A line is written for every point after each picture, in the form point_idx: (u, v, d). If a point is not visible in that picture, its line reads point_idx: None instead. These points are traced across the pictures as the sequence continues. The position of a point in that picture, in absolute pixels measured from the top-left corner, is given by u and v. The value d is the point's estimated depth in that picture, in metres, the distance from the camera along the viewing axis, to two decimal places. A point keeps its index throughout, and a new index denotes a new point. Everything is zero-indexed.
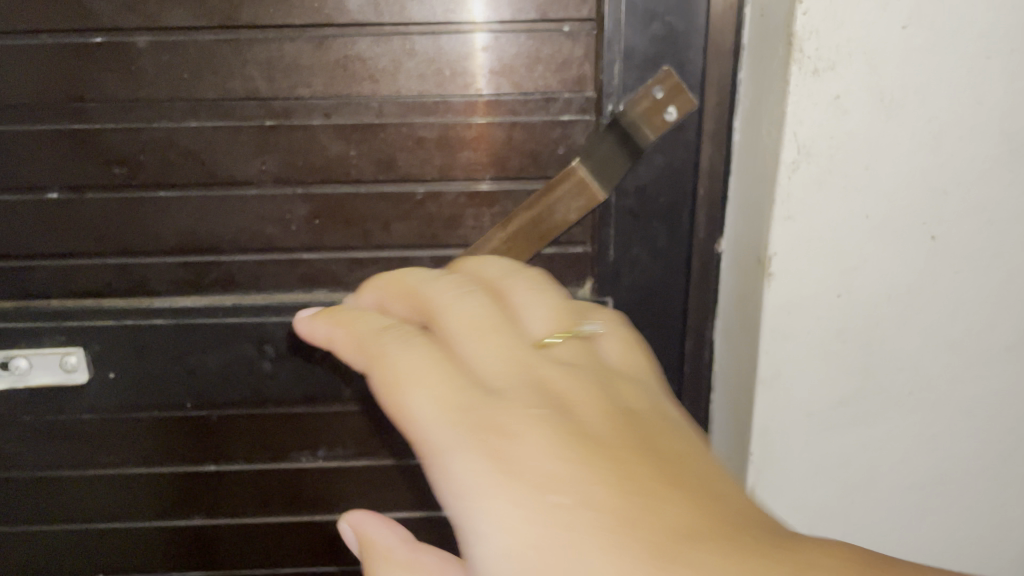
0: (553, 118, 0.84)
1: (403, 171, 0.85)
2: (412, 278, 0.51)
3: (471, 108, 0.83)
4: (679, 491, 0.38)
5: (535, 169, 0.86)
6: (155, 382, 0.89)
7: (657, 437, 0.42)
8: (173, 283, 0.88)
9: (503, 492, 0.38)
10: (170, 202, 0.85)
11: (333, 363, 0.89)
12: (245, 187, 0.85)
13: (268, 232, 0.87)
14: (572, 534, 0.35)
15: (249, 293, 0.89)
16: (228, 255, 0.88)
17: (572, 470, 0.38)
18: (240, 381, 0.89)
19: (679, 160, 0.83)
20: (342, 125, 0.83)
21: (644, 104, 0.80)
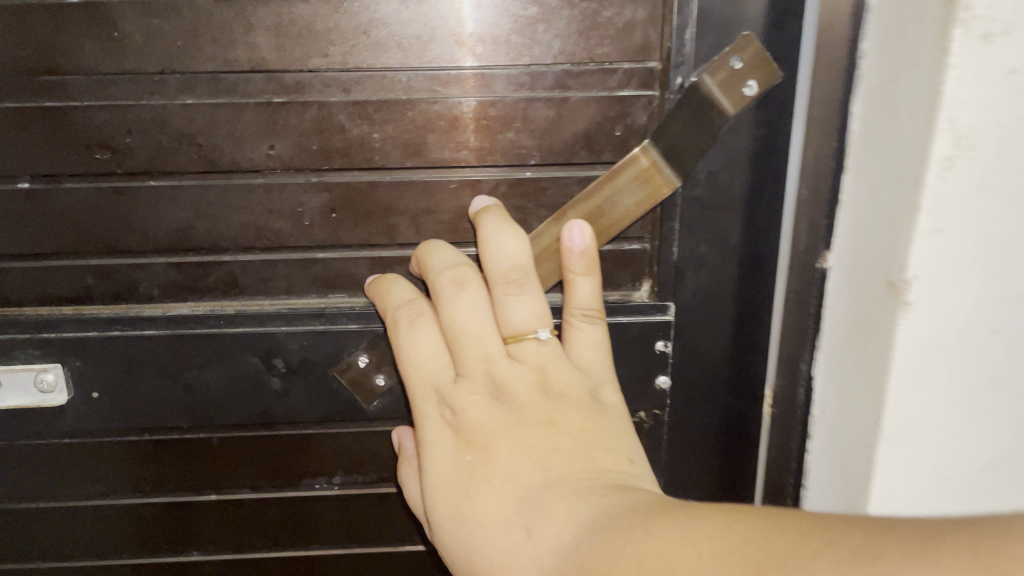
0: (611, 92, 0.72)
1: (435, 155, 0.74)
2: (437, 268, 0.71)
3: (514, 83, 0.72)
4: (561, 456, 0.62)
5: (588, 153, 0.74)
6: (146, 402, 0.77)
7: (566, 407, 0.66)
8: (165, 287, 0.76)
9: (450, 448, 0.66)
10: (160, 193, 0.73)
11: (353, 378, 0.77)
12: (249, 175, 0.73)
13: (276, 229, 0.75)
14: (473, 482, 0.63)
15: (253, 299, 0.77)
16: (230, 254, 0.75)
17: (483, 440, 0.64)
18: (245, 400, 0.77)
19: (757, 142, 0.72)
20: (366, 101, 0.71)
21: (722, 75, 0.69)
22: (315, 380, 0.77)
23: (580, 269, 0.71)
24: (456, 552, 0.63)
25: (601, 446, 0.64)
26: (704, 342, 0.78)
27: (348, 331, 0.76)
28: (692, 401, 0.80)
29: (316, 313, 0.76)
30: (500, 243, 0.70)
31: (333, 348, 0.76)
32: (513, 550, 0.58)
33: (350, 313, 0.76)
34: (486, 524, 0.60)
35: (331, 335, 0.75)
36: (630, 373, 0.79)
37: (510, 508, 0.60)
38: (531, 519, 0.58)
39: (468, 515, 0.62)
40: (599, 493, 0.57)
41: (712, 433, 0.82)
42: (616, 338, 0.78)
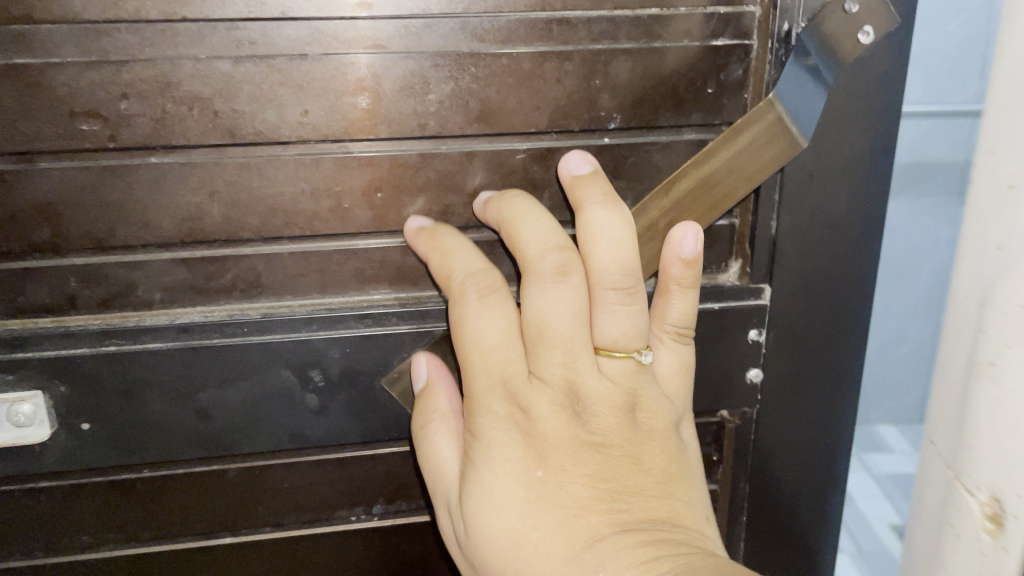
0: (703, 42, 0.62)
1: (503, 120, 0.62)
2: (534, 244, 0.58)
3: (594, 32, 0.61)
4: (639, 499, 0.56)
5: (676, 114, 0.64)
6: (150, 433, 0.62)
7: (647, 442, 0.59)
8: (170, 288, 0.62)
9: (515, 454, 0.56)
10: (167, 172, 0.59)
11: (406, 389, 0.65)
12: (277, 149, 0.60)
13: (310, 213, 0.62)
14: (538, 504, 0.54)
15: (281, 299, 0.64)
16: (253, 245, 0.62)
17: (558, 458, 0.55)
18: (273, 423, 0.64)
19: (872, 96, 0.63)
20: (422, 56, 0.59)
21: (835, 22, 0.59)
22: (359, 394, 0.64)
23: (685, 284, 0.60)
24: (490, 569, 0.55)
25: (674, 494, 0.58)
26: (801, 329, 0.69)
27: (401, 332, 0.64)
28: (786, 395, 0.71)
29: (360, 314, 0.63)
30: (614, 238, 0.58)
31: (381, 355, 0.64)
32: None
33: (399, 313, 0.63)
34: (544, 552, 0.53)
35: (382, 338, 0.63)
36: (718, 367, 0.70)
37: (578, 543, 0.53)
38: (604, 561, 0.51)
39: (528, 539, 0.53)
40: (686, 553, 0.52)
41: (810, 431, 0.73)
42: (708, 329, 0.68)
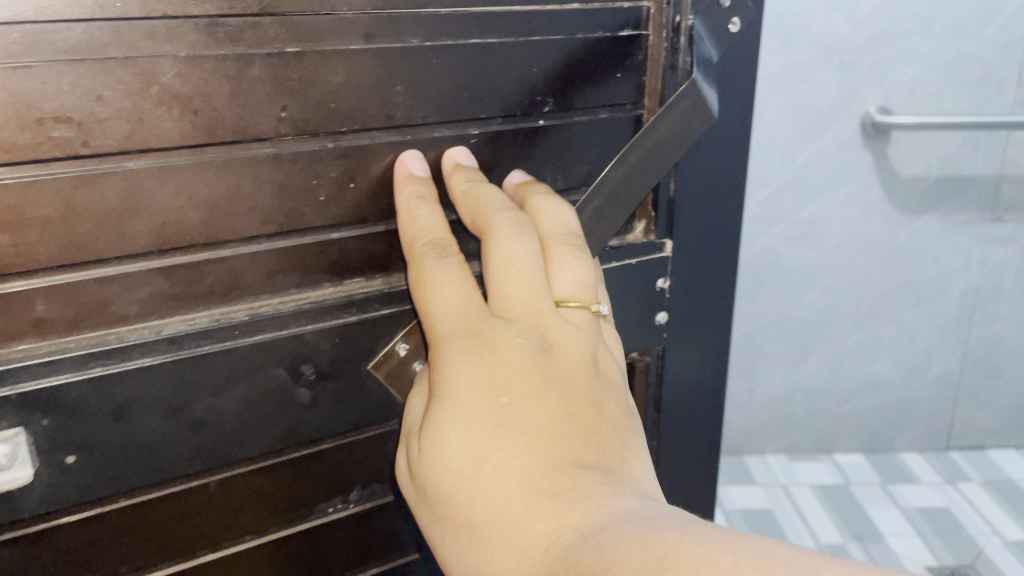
0: (613, 33, 0.69)
1: (460, 108, 0.64)
2: (495, 208, 0.63)
3: (532, 24, 0.65)
4: (598, 439, 0.55)
5: (592, 98, 0.71)
6: (142, 451, 0.59)
7: (606, 396, 0.59)
8: (146, 302, 0.57)
9: (479, 381, 0.56)
10: (144, 176, 0.53)
11: (391, 371, 0.67)
12: (256, 145, 0.57)
13: (289, 209, 0.59)
14: (499, 427, 0.54)
15: (260, 298, 0.61)
16: (232, 246, 0.59)
17: (522, 387, 0.55)
18: (267, 423, 0.63)
19: (739, 75, 0.73)
20: (389, 49, 0.59)
21: (712, 13, 0.69)
22: (346, 381, 0.66)
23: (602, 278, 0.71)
24: (449, 491, 0.54)
25: (635, 448, 0.57)
26: (693, 272, 0.80)
27: (383, 316, 0.66)
28: (686, 336, 0.82)
29: (343, 302, 0.64)
30: (564, 219, 0.66)
31: (366, 340, 0.66)
32: (527, 510, 0.50)
33: (381, 297, 0.66)
34: (502, 475, 0.52)
35: (366, 325, 0.65)
36: (640, 317, 0.77)
37: (540, 466, 0.51)
38: (561, 484, 0.50)
39: (488, 460, 0.53)
40: (638, 495, 0.50)
41: (698, 363, 0.84)
42: (632, 282, 0.75)
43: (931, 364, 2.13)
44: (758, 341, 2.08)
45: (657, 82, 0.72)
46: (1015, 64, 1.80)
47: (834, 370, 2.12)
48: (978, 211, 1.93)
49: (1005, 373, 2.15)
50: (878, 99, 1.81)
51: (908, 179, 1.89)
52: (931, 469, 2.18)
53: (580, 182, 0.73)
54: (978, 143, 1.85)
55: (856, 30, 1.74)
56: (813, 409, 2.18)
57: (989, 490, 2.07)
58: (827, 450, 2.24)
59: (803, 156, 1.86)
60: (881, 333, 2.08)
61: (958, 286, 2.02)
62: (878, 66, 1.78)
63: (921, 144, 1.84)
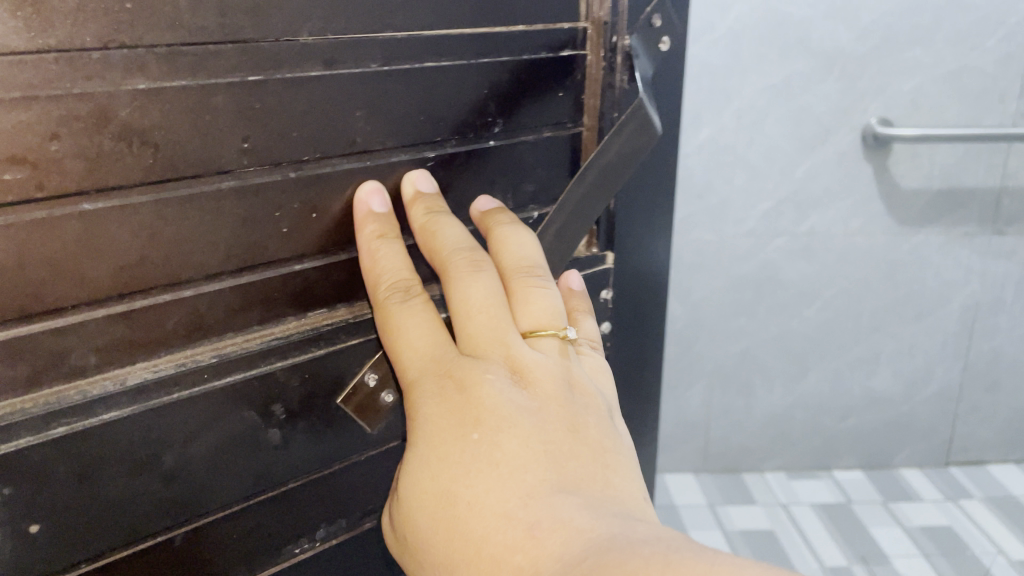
0: (553, 53, 0.68)
1: (415, 133, 0.62)
2: (454, 249, 0.62)
3: (480, 45, 0.63)
4: (575, 463, 0.55)
5: (535, 118, 0.69)
6: (112, 512, 0.54)
7: (582, 418, 0.60)
8: (107, 348, 0.52)
9: (451, 420, 0.57)
10: (103, 217, 0.49)
11: (360, 402, 0.66)
12: (218, 178, 0.53)
13: (252, 241, 0.56)
14: (475, 465, 0.54)
15: (224, 337, 0.58)
16: (194, 284, 0.55)
17: (494, 420, 0.56)
18: (238, 468, 0.60)
19: (671, 90, 0.76)
20: (347, 74, 0.56)
21: (647, 32, 0.71)
22: (317, 416, 0.64)
23: (586, 309, 0.73)
24: (432, 533, 0.55)
25: (616, 467, 0.58)
26: (631, 279, 0.83)
27: (352, 345, 0.65)
28: (626, 341, 0.85)
29: (309, 335, 0.62)
30: (527, 246, 0.65)
31: (334, 373, 0.64)
32: (510, 545, 0.50)
33: (347, 326, 0.64)
34: (485, 512, 0.52)
35: (334, 356, 0.64)
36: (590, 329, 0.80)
37: (515, 500, 0.52)
38: (540, 517, 0.50)
39: (464, 499, 0.54)
40: (619, 519, 0.50)
41: (635, 367, 0.88)
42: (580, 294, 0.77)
43: (930, 380, 2.10)
44: (758, 355, 2.04)
45: (596, 100, 0.72)
46: (1016, 76, 1.77)
47: (834, 385, 2.09)
48: (979, 223, 1.91)
49: (1007, 386, 2.12)
50: (878, 111, 1.78)
51: (910, 193, 1.86)
52: (931, 484, 2.15)
53: (527, 201, 0.72)
54: (980, 156, 1.83)
55: (857, 41, 1.71)
56: (814, 426, 2.15)
57: (989, 505, 2.05)
58: (826, 467, 2.22)
59: (803, 168, 1.83)
60: (882, 348, 2.05)
61: (958, 299, 2.00)
62: (879, 77, 1.75)
63: (921, 156, 1.81)
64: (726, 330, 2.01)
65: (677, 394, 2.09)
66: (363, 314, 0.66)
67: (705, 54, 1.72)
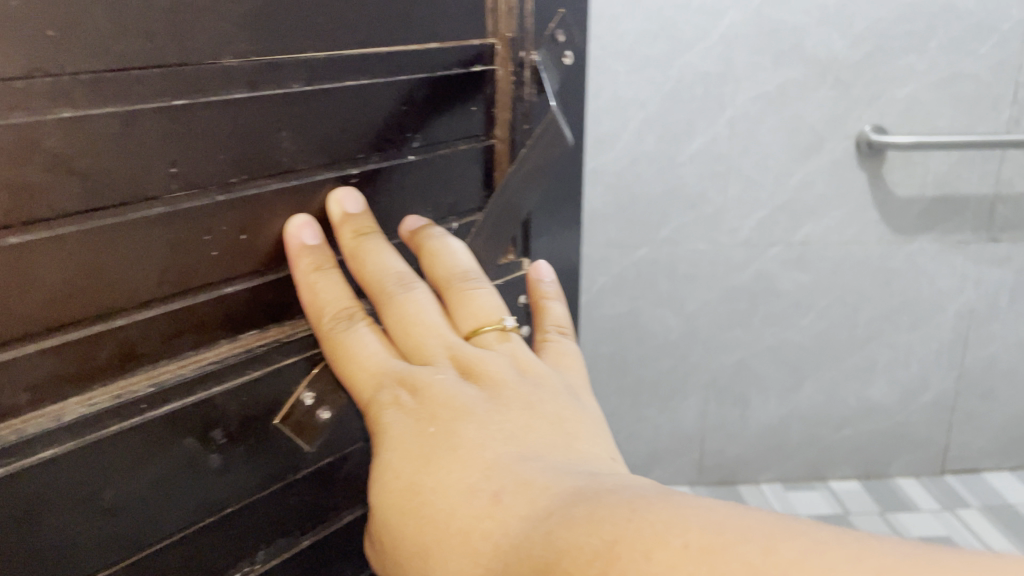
0: (466, 68, 0.72)
1: (337, 150, 0.64)
2: (386, 270, 0.66)
3: (399, 63, 0.66)
4: (535, 435, 0.54)
5: (450, 130, 0.74)
6: (51, 552, 0.53)
7: (542, 395, 0.59)
8: (40, 386, 0.52)
9: (408, 424, 0.57)
10: (32, 250, 0.48)
11: (298, 422, 0.68)
12: (145, 207, 0.53)
13: (181, 267, 0.57)
14: (433, 453, 0.54)
15: (158, 365, 0.58)
16: (124, 314, 0.55)
17: (448, 412, 0.56)
18: (181, 496, 0.60)
19: (571, 97, 0.84)
20: (271, 96, 0.58)
21: (551, 46, 0.78)
22: (255, 438, 0.65)
23: (552, 294, 0.76)
24: (404, 532, 0.54)
25: (581, 435, 0.56)
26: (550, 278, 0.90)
27: (286, 365, 0.66)
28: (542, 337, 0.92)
29: (245, 357, 0.63)
30: (456, 257, 0.69)
31: (271, 394, 0.66)
32: (478, 517, 0.48)
33: (280, 346, 0.66)
34: (448, 494, 0.51)
35: (269, 378, 0.65)
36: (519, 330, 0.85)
37: (475, 474, 0.51)
38: (504, 482, 0.49)
39: (427, 486, 0.53)
40: (583, 473, 0.49)
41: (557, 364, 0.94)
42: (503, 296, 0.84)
43: (926, 389, 2.09)
44: (752, 366, 2.03)
45: (508, 113, 0.78)
46: (1009, 82, 1.77)
47: (829, 395, 2.08)
48: (973, 231, 1.90)
49: (1004, 393, 2.11)
50: (872, 119, 1.78)
51: (904, 201, 1.86)
52: (927, 494, 2.14)
53: (448, 213, 0.76)
54: (974, 163, 1.82)
55: (850, 48, 1.71)
56: (811, 437, 2.14)
57: (988, 515, 2.03)
58: (822, 478, 2.20)
59: (799, 176, 1.82)
60: (877, 358, 2.04)
61: (953, 307, 1.99)
62: (873, 84, 1.74)
63: (915, 163, 1.82)
64: (721, 341, 2.00)
65: (672, 406, 2.07)
66: (296, 334, 0.67)
67: (697, 63, 1.70)
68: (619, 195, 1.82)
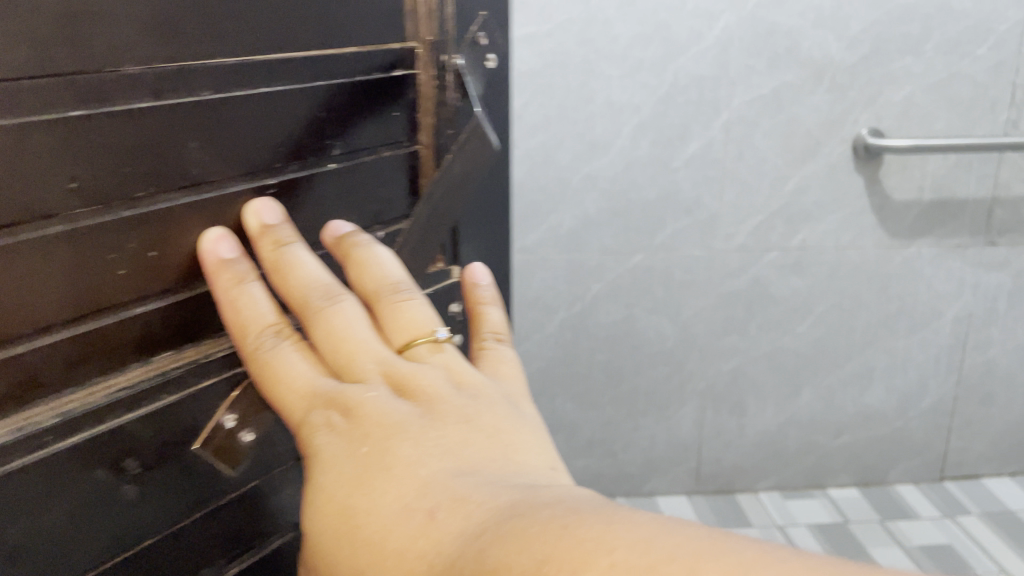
0: (386, 74, 0.71)
1: (253, 160, 0.61)
2: (309, 283, 0.62)
3: (315, 68, 0.64)
4: (472, 449, 0.52)
5: (373, 136, 0.72)
6: None
7: (483, 407, 0.56)
8: None
9: (340, 444, 0.54)
10: None
11: (219, 445, 0.64)
12: (45, 225, 0.50)
13: (86, 288, 0.53)
14: (365, 475, 0.51)
15: (64, 393, 0.54)
16: (28, 341, 0.51)
17: (381, 429, 0.53)
18: (93, 532, 0.56)
19: (493, 99, 0.83)
20: (177, 105, 0.55)
21: (472, 50, 0.78)
22: (172, 465, 0.61)
23: (494, 300, 0.73)
24: (338, 557, 0.51)
25: (522, 446, 0.54)
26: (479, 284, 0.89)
27: (206, 387, 0.63)
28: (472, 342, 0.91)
29: (159, 380, 0.60)
30: (385, 266, 0.66)
31: (189, 418, 0.62)
32: (412, 538, 0.46)
33: (197, 368, 0.62)
34: (383, 512, 0.49)
35: (184, 401, 0.61)
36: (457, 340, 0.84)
37: (409, 493, 0.49)
38: (438, 501, 0.47)
39: (360, 510, 0.50)
40: (521, 489, 0.47)
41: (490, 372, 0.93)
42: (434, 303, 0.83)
43: (923, 395, 2.07)
44: (750, 373, 2.02)
45: (430, 118, 0.77)
46: (1007, 84, 1.76)
47: (826, 401, 2.06)
48: (971, 235, 1.88)
49: (1004, 399, 2.09)
50: (868, 122, 1.76)
51: (901, 205, 1.84)
52: (927, 501, 2.11)
53: (373, 222, 0.75)
54: (971, 167, 1.81)
55: (846, 51, 1.70)
56: (808, 444, 2.12)
57: (988, 521, 2.01)
58: (821, 485, 2.18)
59: (795, 182, 1.81)
60: (874, 363, 2.02)
61: (952, 312, 1.97)
62: (869, 87, 1.73)
63: (913, 166, 1.80)
64: (717, 348, 1.98)
65: (668, 414, 2.05)
66: (216, 354, 0.64)
67: (692, 65, 1.69)
68: (613, 201, 1.80)
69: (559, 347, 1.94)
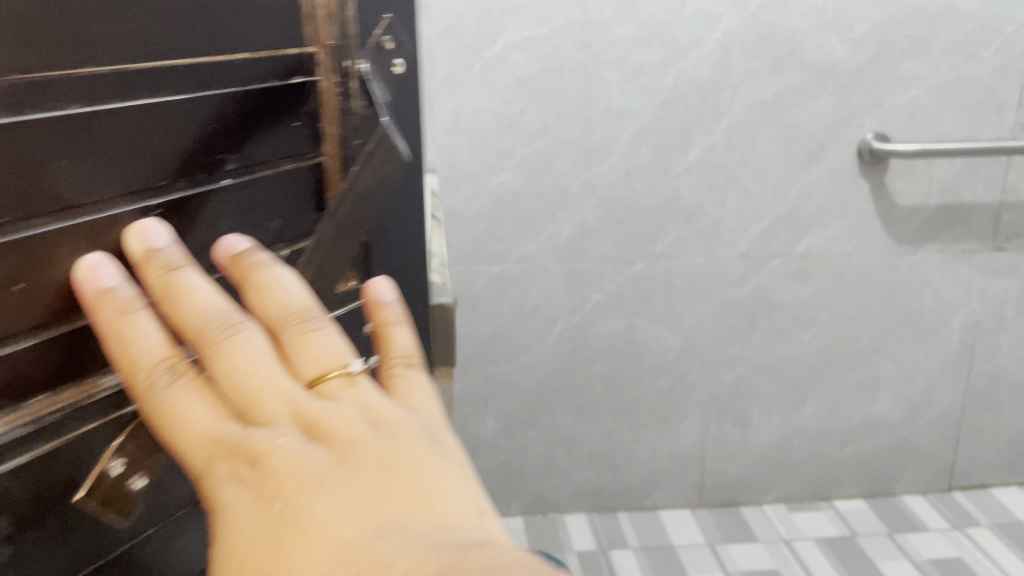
0: (281, 79, 0.60)
1: (130, 179, 0.51)
2: (203, 312, 0.52)
3: (206, 72, 0.54)
4: (391, 506, 0.46)
5: (271, 149, 0.61)
6: None
7: (402, 447, 0.50)
8: None
9: (246, 499, 0.46)
10: None
11: (106, 495, 0.54)
12: None
13: None
14: (274, 548, 0.43)
15: None
16: None
17: (292, 483, 0.45)
18: None
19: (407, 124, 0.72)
20: (39, 121, 0.44)
21: (378, 53, 0.66)
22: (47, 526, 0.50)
23: (400, 319, 0.63)
24: None
25: (444, 492, 0.49)
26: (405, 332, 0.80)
27: (87, 433, 0.53)
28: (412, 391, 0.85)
29: (33, 430, 0.49)
30: (288, 290, 0.56)
31: (68, 468, 0.51)
32: None
33: (77, 412, 0.52)
34: None
35: (57, 450, 0.51)
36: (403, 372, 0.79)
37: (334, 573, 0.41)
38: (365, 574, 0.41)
39: None
40: (456, 556, 0.42)
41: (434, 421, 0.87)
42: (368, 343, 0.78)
43: (929, 405, 2.03)
44: (754, 385, 1.98)
45: (334, 127, 0.65)
46: (1015, 86, 1.72)
47: (832, 411, 2.02)
48: (978, 240, 1.84)
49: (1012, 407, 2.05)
50: (873, 126, 1.73)
51: (907, 210, 1.80)
52: (936, 513, 2.07)
53: (277, 239, 0.64)
54: (978, 171, 1.77)
55: (850, 54, 1.66)
56: (813, 455, 2.07)
57: (998, 532, 1.97)
58: (826, 497, 2.13)
59: (798, 188, 1.78)
60: (880, 372, 1.98)
61: (959, 319, 1.93)
62: (873, 90, 1.70)
63: (919, 171, 1.76)
64: (719, 358, 1.94)
65: (671, 426, 2.01)
66: (98, 396, 0.53)
67: (693, 69, 1.65)
68: (612, 208, 1.77)
69: (559, 357, 1.91)
